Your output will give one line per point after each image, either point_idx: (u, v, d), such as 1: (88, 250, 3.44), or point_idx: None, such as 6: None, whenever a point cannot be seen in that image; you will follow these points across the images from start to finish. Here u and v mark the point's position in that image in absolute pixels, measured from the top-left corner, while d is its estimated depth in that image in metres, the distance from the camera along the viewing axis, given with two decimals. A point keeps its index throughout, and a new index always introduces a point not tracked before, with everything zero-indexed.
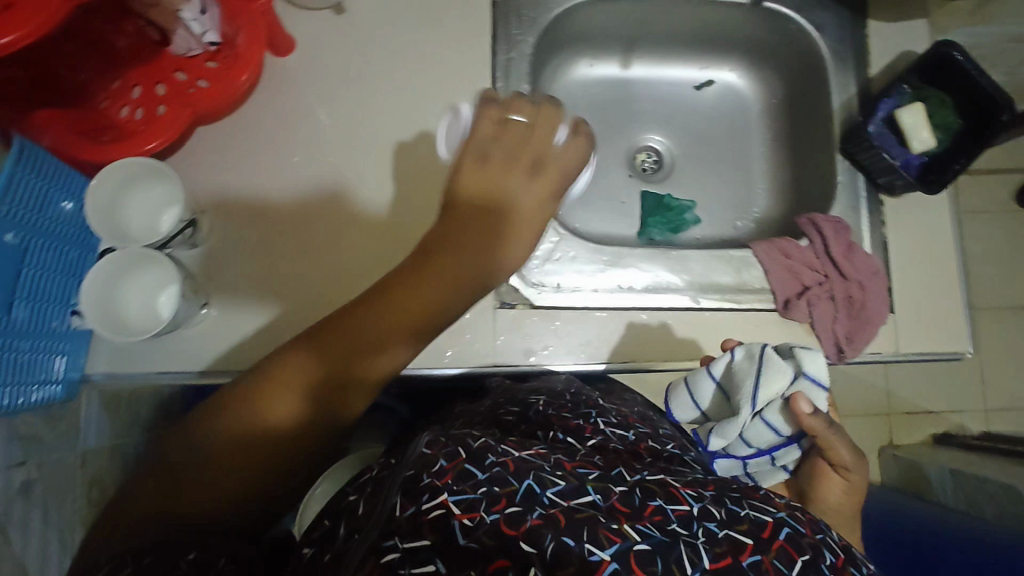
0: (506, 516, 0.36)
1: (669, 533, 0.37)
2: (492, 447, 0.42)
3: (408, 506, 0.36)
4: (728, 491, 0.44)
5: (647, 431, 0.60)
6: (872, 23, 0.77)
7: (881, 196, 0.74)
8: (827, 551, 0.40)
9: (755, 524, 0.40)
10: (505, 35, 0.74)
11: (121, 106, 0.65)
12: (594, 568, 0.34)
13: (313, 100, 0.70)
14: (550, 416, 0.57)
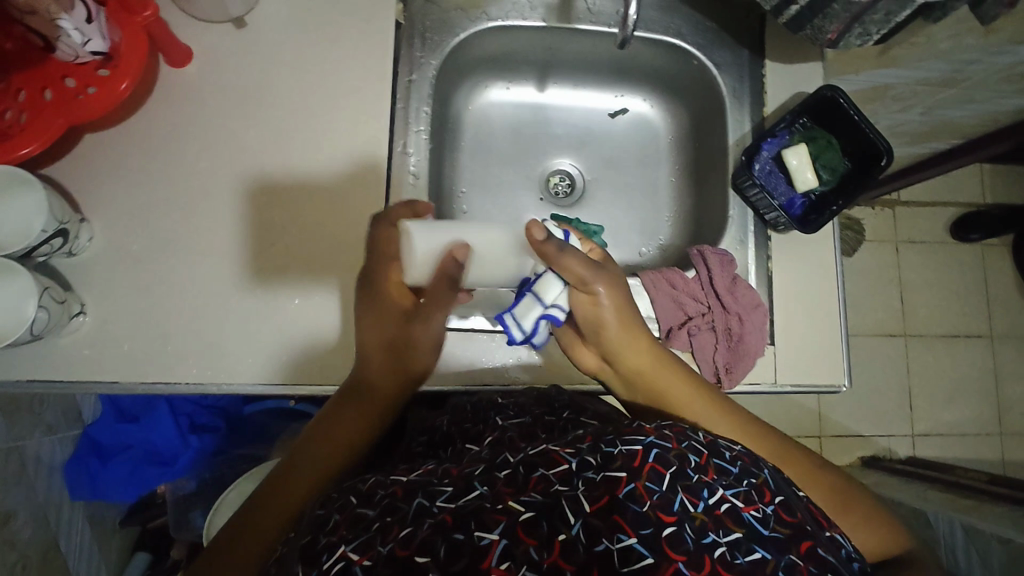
0: (398, 542, 0.40)
1: (549, 495, 0.42)
2: (382, 482, 0.47)
3: (311, 569, 0.41)
4: (605, 434, 0.47)
5: (545, 401, 0.65)
6: (768, 63, 0.79)
7: (768, 232, 0.76)
8: (691, 454, 0.46)
9: (626, 455, 0.44)
10: (409, 57, 0.75)
11: (4, 109, 0.63)
12: (484, 551, 0.39)
13: (209, 111, 0.70)
14: (453, 430, 0.63)
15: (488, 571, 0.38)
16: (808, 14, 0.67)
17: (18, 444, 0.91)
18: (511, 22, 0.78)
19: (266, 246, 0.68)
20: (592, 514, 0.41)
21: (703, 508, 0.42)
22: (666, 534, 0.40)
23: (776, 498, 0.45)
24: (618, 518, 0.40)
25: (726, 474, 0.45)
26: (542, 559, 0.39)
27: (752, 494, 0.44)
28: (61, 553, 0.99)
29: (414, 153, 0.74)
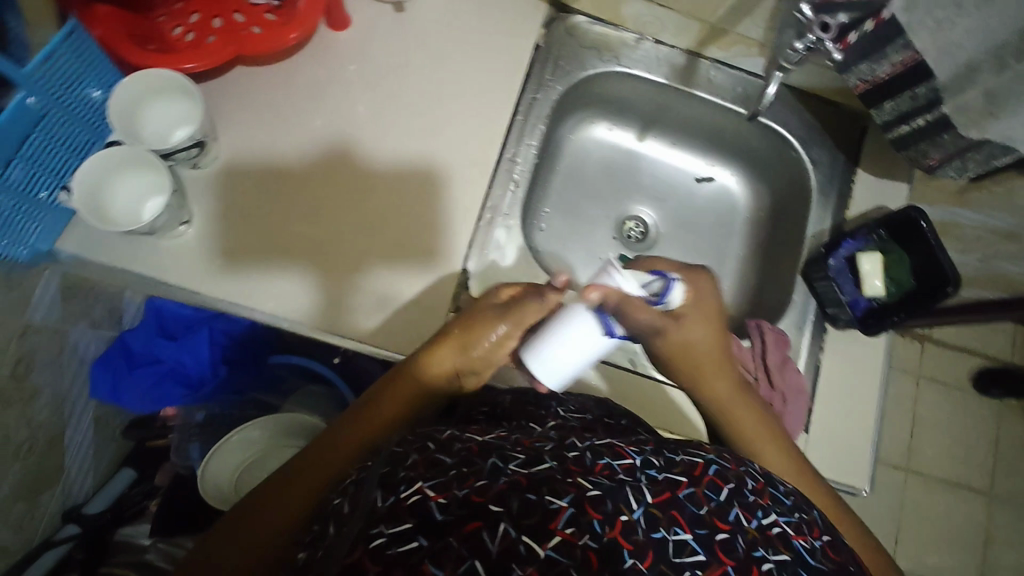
0: (474, 489, 0.46)
1: (616, 481, 0.48)
2: (459, 437, 0.54)
3: (388, 495, 0.46)
4: (667, 445, 0.56)
5: (605, 412, 0.71)
6: (860, 172, 0.84)
7: (825, 325, 0.80)
8: (748, 478, 0.53)
9: (687, 466, 0.52)
10: (538, 78, 0.81)
11: (176, 25, 0.69)
12: (553, 514, 0.45)
13: (348, 74, 0.75)
14: (515, 408, 0.69)
15: (555, 532, 0.44)
16: (916, 137, 0.72)
17: (63, 328, 0.94)
18: (636, 72, 0.84)
19: (336, 212, 0.72)
20: (653, 504, 0.47)
21: (757, 526, 0.48)
22: (719, 538, 0.46)
23: (824, 537, 0.51)
24: (677, 513, 0.47)
25: (779, 504, 0.51)
26: (603, 532, 0.45)
27: (803, 527, 0.50)
28: (63, 444, 1.01)
29: (520, 163, 0.78)
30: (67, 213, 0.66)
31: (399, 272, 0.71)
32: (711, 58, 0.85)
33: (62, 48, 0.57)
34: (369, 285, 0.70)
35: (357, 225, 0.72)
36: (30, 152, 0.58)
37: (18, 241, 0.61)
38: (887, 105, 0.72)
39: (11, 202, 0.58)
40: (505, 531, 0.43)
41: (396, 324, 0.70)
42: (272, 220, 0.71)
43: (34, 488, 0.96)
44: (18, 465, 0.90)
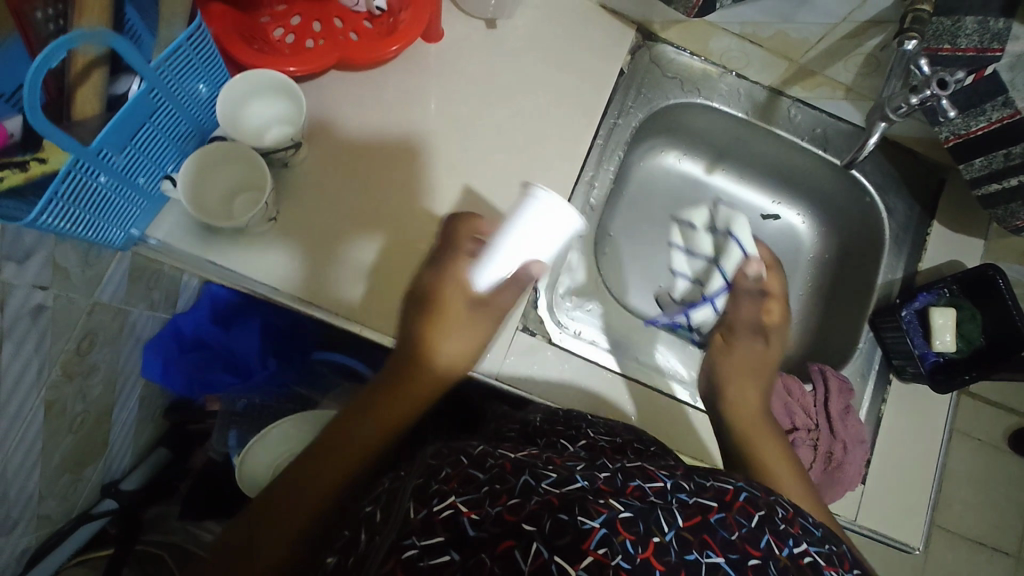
0: (506, 508, 0.45)
1: (647, 502, 0.47)
2: (492, 453, 0.53)
3: (421, 508, 0.46)
4: (698, 471, 0.55)
5: (635, 433, 0.67)
6: (935, 224, 0.83)
7: (890, 376, 0.79)
8: (779, 507, 0.51)
9: (719, 490, 0.51)
10: (620, 103, 0.81)
11: (278, 26, 0.71)
12: (585, 534, 0.42)
13: (436, 86, 0.77)
14: (546, 427, 0.66)
15: (587, 552, 0.41)
16: (1006, 196, 0.70)
17: (125, 308, 0.95)
18: (716, 104, 0.84)
19: (341, 187, 0.72)
20: (683, 527, 0.46)
21: (787, 554, 0.47)
22: (753, 564, 0.44)
23: (855, 569, 0.49)
24: (708, 537, 0.45)
25: (811, 534, 0.50)
26: (636, 553, 0.42)
27: (834, 558, 0.49)
28: (110, 422, 1.02)
29: (597, 188, 0.79)
30: (162, 196, 0.67)
31: (382, 244, 0.71)
32: (794, 97, 0.85)
33: (187, 45, 0.59)
34: (352, 256, 0.70)
35: (355, 199, 0.72)
36: (140, 141, 0.59)
37: (111, 223, 0.63)
38: (978, 161, 0.70)
39: (113, 186, 0.59)
40: (538, 550, 0.42)
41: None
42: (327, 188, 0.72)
43: (79, 462, 0.97)
44: (69, 438, 0.91)
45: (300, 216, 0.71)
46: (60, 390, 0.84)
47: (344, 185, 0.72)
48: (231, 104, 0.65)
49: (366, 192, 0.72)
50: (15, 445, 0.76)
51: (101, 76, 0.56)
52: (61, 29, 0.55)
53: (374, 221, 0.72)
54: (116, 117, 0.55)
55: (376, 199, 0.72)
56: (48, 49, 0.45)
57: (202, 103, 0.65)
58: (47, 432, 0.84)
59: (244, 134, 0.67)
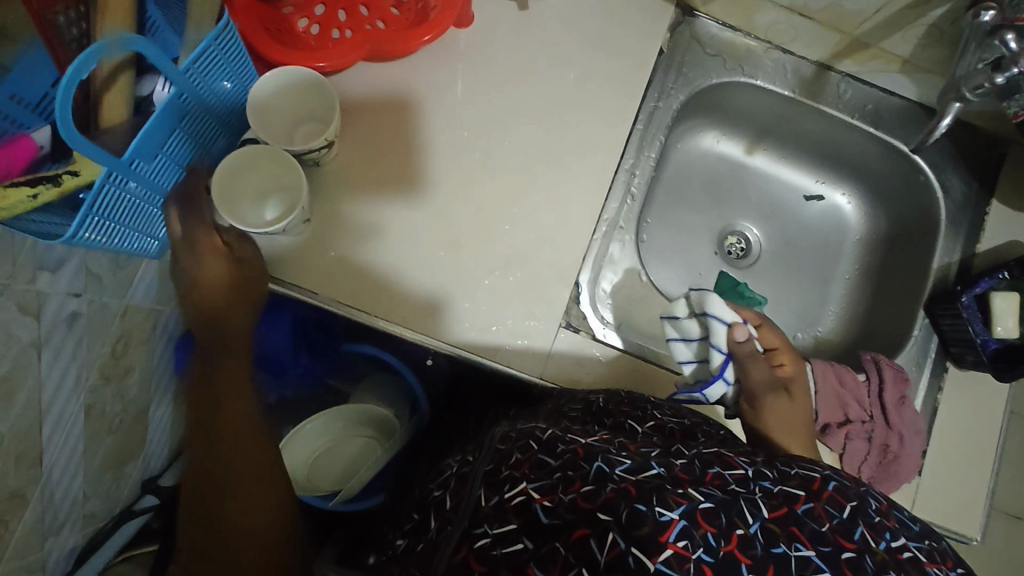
0: (580, 494, 0.47)
1: (728, 493, 0.48)
2: (562, 437, 0.54)
3: (493, 495, 0.50)
4: (780, 461, 0.55)
5: (702, 418, 0.65)
6: (995, 203, 0.79)
7: (946, 363, 0.76)
8: (872, 499, 0.51)
9: (804, 479, 0.51)
10: (661, 84, 0.77)
11: (302, 17, 0.69)
12: (664, 525, 0.44)
13: (470, 76, 0.73)
14: (611, 406, 0.63)
15: (666, 544, 0.43)
16: None
17: (158, 308, 0.95)
18: (760, 83, 0.79)
19: (350, 150, 0.71)
20: (769, 519, 0.46)
21: (885, 547, 0.46)
22: (846, 557, 0.45)
23: (958, 568, 0.48)
24: (796, 529, 0.46)
25: (908, 529, 0.49)
26: (719, 546, 0.44)
27: (937, 555, 0.48)
28: (148, 417, 1.03)
29: (638, 175, 0.76)
30: None
31: (387, 200, 0.71)
32: (843, 72, 0.80)
33: (213, 46, 0.57)
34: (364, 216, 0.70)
35: (359, 160, 0.71)
36: (169, 145, 0.58)
37: (147, 230, 0.62)
38: None
39: (146, 193, 0.59)
40: (614, 541, 0.44)
41: (463, 320, 0.68)
42: (364, 144, 0.71)
43: (120, 458, 0.98)
44: (110, 437, 0.92)
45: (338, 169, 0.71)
46: (99, 392, 0.85)
47: (376, 137, 0.71)
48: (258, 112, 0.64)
49: (393, 138, 0.72)
50: (60, 447, 0.77)
51: (128, 81, 0.54)
52: (83, 33, 0.53)
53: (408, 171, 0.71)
54: (147, 124, 0.54)
55: (401, 143, 0.72)
56: (77, 62, 0.44)
57: (228, 100, 0.63)
58: (89, 433, 0.85)
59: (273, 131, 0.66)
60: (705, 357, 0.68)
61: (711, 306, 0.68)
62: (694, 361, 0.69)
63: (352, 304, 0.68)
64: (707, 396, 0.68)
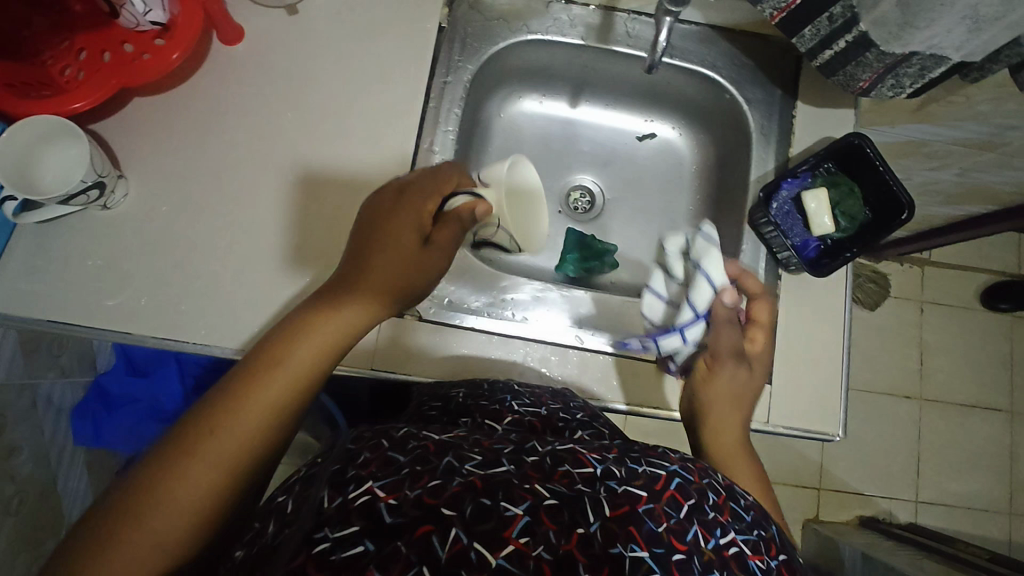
0: (425, 490, 0.45)
1: (573, 490, 0.48)
2: (414, 434, 0.52)
3: (336, 495, 0.45)
4: (631, 452, 0.55)
5: (559, 406, 0.67)
6: (799, 105, 0.80)
7: (779, 271, 0.77)
8: (710, 492, 0.52)
9: (649, 478, 0.51)
10: (448, 60, 0.78)
11: (65, 66, 0.69)
12: (508, 521, 0.44)
13: (254, 91, 0.74)
14: (468, 403, 0.64)
15: (508, 540, 0.43)
16: (842, 61, 0.67)
17: (32, 381, 0.94)
18: (551, 37, 0.80)
19: (288, 221, 0.72)
20: (610, 518, 0.47)
21: (714, 546, 0.48)
22: (676, 558, 0.45)
23: (781, 556, 0.51)
24: (634, 529, 0.47)
25: (740, 520, 0.51)
26: (559, 544, 0.44)
27: (762, 546, 0.50)
28: (57, 493, 1.02)
29: (439, 152, 0.75)
30: None
31: None
32: (628, 9, 0.81)
33: None
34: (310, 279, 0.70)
35: (311, 234, 0.71)
36: None
37: None
38: (807, 31, 0.66)
39: None
40: (456, 536, 0.43)
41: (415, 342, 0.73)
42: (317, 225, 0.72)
43: (33, 540, 0.97)
44: (10, 520, 0.91)
45: (299, 258, 0.71)
46: None
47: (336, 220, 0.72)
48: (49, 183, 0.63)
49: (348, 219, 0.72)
50: None
51: None
52: None
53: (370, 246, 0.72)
54: None
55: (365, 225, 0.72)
56: None
57: None
58: None
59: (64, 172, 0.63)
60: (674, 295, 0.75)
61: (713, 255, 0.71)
62: (662, 297, 0.76)
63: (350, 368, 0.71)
64: (660, 346, 0.73)
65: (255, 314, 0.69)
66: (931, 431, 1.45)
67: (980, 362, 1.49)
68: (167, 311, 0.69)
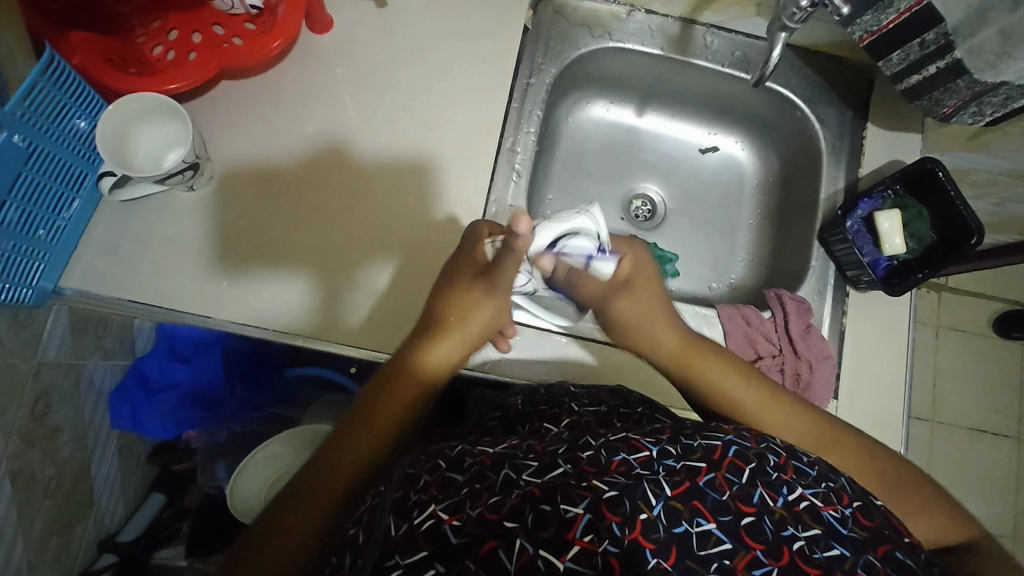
0: (488, 506, 0.43)
1: (633, 477, 0.44)
2: (470, 450, 0.50)
3: (402, 522, 0.43)
4: (683, 430, 0.51)
5: (618, 401, 0.64)
6: (870, 126, 0.81)
7: (846, 288, 0.78)
8: (770, 454, 0.48)
9: (706, 448, 0.47)
10: (530, 62, 0.79)
11: (155, 45, 0.69)
12: (570, 523, 0.41)
13: (341, 81, 0.74)
14: (528, 410, 0.63)
15: (572, 542, 0.40)
16: (928, 86, 0.69)
17: (78, 362, 0.92)
18: (630, 46, 0.82)
19: (284, 199, 0.71)
20: (672, 497, 0.43)
21: (783, 503, 0.44)
22: (746, 523, 0.42)
23: (855, 503, 0.46)
24: (698, 503, 0.43)
25: (805, 475, 0.47)
26: (623, 535, 0.41)
27: (831, 496, 0.46)
28: (90, 476, 1.00)
29: (520, 152, 0.77)
30: (68, 245, 0.66)
31: (393, 257, 0.70)
32: (706, 24, 0.82)
33: (42, 82, 0.56)
34: (383, 268, 0.70)
35: (323, 220, 0.71)
36: (25, 188, 0.58)
37: (21, 281, 0.61)
38: (896, 55, 0.68)
39: (8, 243, 0.58)
40: (521, 547, 0.40)
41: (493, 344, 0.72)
42: (310, 204, 0.71)
43: (65, 522, 0.95)
44: (47, 501, 0.89)
45: (298, 237, 0.70)
46: (23, 458, 0.82)
47: (331, 200, 0.71)
48: (149, 160, 0.64)
49: (351, 202, 0.71)
50: None
51: None
52: None
53: (373, 229, 0.71)
54: None
55: (371, 207, 0.71)
56: None
57: (88, 140, 0.63)
58: (20, 500, 0.82)
59: (152, 147, 0.65)
60: (823, 281, 0.79)
61: (867, 200, 0.77)
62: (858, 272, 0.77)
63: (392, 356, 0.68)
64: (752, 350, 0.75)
65: (336, 302, 0.68)
66: (950, 454, 1.46)
67: (1003, 389, 1.50)
68: (246, 298, 0.68)
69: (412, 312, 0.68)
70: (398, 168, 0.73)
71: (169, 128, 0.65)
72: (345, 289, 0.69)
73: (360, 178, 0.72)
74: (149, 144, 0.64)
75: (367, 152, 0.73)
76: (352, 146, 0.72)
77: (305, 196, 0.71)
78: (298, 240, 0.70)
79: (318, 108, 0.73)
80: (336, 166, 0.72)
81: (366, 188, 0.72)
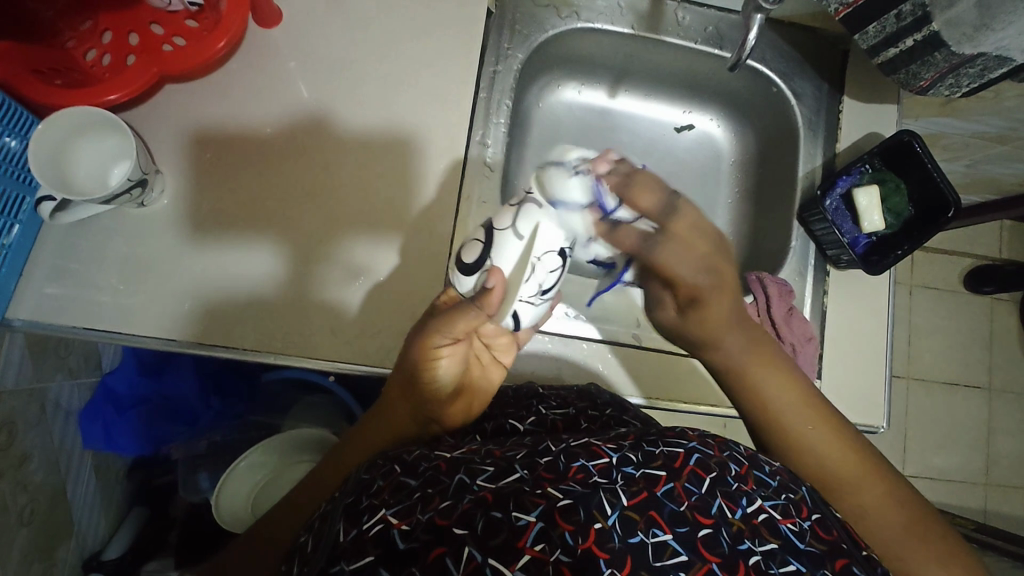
0: (438, 511, 0.41)
1: (589, 485, 0.42)
2: (426, 454, 0.48)
3: (351, 527, 0.42)
4: (647, 435, 0.50)
5: (588, 402, 0.62)
6: (846, 98, 0.80)
7: (826, 267, 0.78)
8: (732, 463, 0.48)
9: (667, 456, 0.46)
10: (496, 47, 0.76)
11: (88, 48, 0.65)
12: (521, 530, 0.40)
13: (296, 77, 0.69)
14: (495, 411, 0.63)
15: (523, 551, 0.39)
16: (904, 59, 0.68)
17: (41, 385, 0.88)
18: (598, 25, 0.78)
19: (237, 189, 0.67)
20: (629, 507, 0.42)
21: (741, 515, 0.44)
22: (702, 535, 0.42)
23: (812, 515, 0.46)
24: (655, 513, 0.42)
25: (765, 486, 0.47)
26: (576, 544, 0.40)
27: (790, 508, 0.46)
28: (68, 499, 0.96)
29: (492, 145, 0.74)
30: (12, 273, 0.61)
31: (361, 258, 0.67)
32: None
33: None
34: (355, 269, 0.66)
35: (283, 215, 0.67)
36: None
37: None
38: (872, 28, 0.66)
39: None
40: (470, 555, 0.39)
41: None
42: (262, 194, 0.67)
43: (45, 546, 0.92)
44: (23, 530, 0.86)
45: (253, 237, 0.66)
46: None
47: (286, 194, 0.67)
48: (95, 176, 0.61)
49: (311, 201, 0.67)
50: None
51: None
52: None
53: (337, 228, 0.67)
54: None
55: (333, 206, 0.68)
56: None
57: (17, 160, 0.59)
58: None
59: (95, 165, 0.62)
60: (804, 258, 0.78)
61: (842, 178, 0.76)
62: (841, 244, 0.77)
63: (370, 366, 0.65)
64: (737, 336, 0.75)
65: (307, 312, 0.65)
66: (924, 409, 1.50)
67: (974, 342, 1.53)
68: (200, 298, 0.64)
69: (389, 318, 0.66)
70: (359, 160, 0.69)
71: (105, 140, 0.61)
72: (309, 290, 0.65)
73: (315, 161, 0.68)
74: (89, 162, 0.61)
75: (325, 146, 0.69)
76: (312, 139, 0.69)
77: (257, 186, 0.67)
78: (252, 241, 0.66)
79: (278, 106, 0.69)
80: (292, 159, 0.68)
81: (327, 181, 0.68)
